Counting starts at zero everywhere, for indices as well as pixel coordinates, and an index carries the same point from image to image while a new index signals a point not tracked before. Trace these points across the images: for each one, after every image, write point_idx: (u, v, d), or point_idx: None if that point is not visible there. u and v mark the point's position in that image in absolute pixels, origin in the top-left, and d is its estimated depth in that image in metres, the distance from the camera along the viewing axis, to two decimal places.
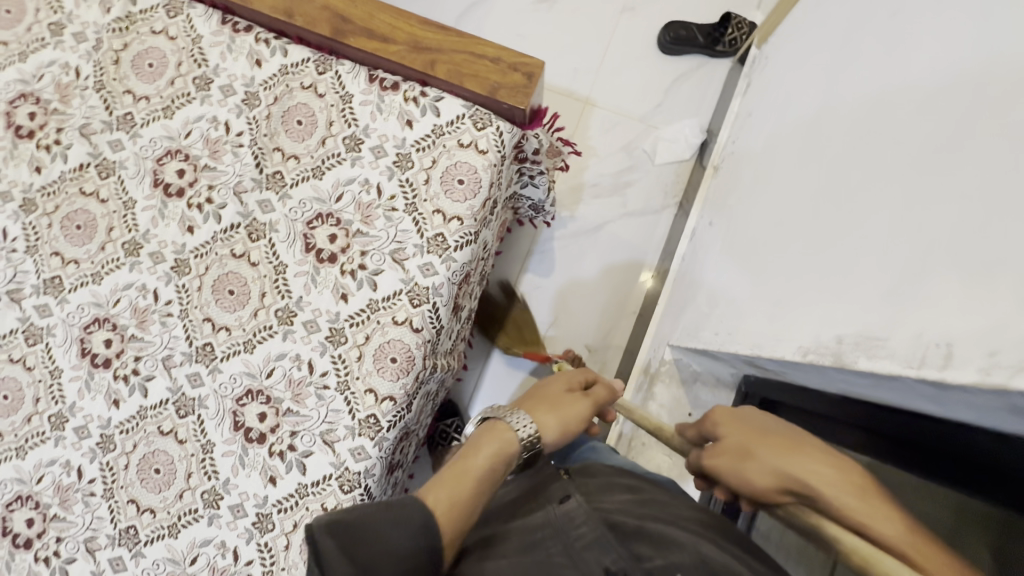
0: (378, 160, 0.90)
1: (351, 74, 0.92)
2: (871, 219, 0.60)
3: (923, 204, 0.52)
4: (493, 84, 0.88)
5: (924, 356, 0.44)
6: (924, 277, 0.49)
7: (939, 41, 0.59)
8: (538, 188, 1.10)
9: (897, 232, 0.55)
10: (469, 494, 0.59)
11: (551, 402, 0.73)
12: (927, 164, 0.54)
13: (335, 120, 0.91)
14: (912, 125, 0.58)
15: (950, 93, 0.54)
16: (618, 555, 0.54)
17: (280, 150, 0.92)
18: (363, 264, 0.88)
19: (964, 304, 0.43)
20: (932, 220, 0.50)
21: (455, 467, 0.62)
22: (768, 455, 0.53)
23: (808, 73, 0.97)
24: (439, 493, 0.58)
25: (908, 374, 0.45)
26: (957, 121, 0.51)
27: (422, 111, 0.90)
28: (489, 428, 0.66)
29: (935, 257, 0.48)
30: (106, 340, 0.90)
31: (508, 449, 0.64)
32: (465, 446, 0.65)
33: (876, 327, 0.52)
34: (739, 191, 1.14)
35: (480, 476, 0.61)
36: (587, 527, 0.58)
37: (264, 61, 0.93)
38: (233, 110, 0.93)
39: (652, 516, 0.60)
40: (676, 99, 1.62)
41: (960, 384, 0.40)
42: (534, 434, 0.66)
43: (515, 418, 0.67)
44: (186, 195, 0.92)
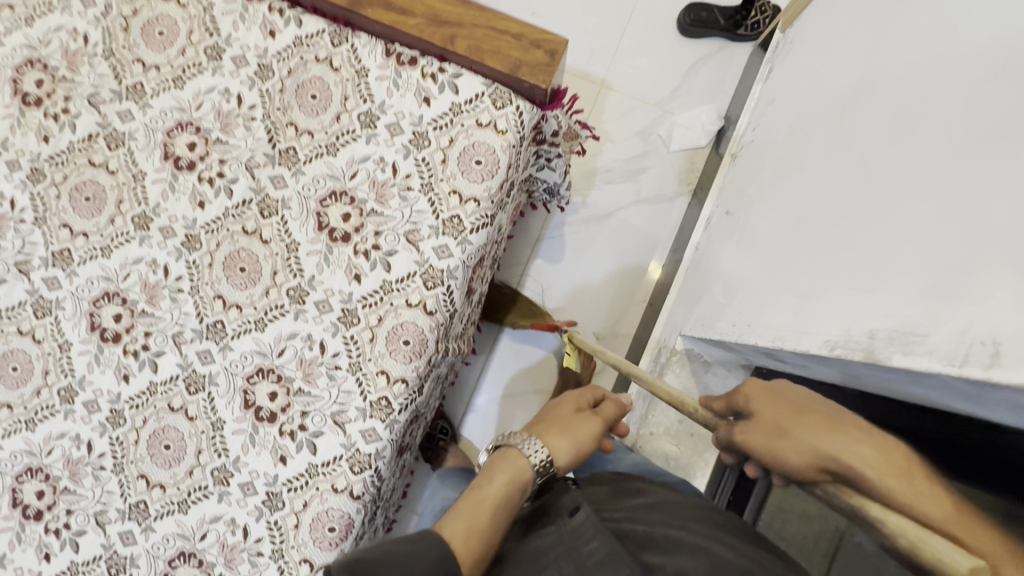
0: (394, 137, 0.88)
1: (368, 47, 0.89)
2: (912, 209, 0.58)
3: (976, 192, 0.50)
4: (515, 61, 0.85)
5: (967, 354, 0.43)
6: (973, 269, 0.47)
7: (994, 24, 0.56)
8: (555, 171, 1.08)
9: (944, 220, 0.53)
10: (483, 523, 0.64)
11: (561, 425, 0.75)
12: (981, 150, 0.51)
13: (350, 95, 0.89)
14: (963, 110, 0.56)
15: (1006, 79, 0.52)
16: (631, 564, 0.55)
17: (294, 125, 0.89)
18: (377, 244, 0.86)
19: (1017, 298, 0.41)
20: (984, 207, 0.48)
21: (470, 497, 0.66)
22: (804, 433, 0.51)
23: (841, 59, 0.94)
24: (456, 523, 0.63)
25: (949, 373, 0.44)
26: (1014, 108, 0.49)
27: (440, 88, 0.87)
28: (503, 455, 0.71)
29: (987, 247, 0.46)
30: (116, 315, 0.89)
31: (522, 476, 0.68)
32: (483, 473, 0.70)
33: (915, 322, 0.51)
34: (760, 179, 1.12)
35: (493, 505, 0.65)
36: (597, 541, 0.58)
37: (278, 31, 0.90)
38: (245, 83, 0.90)
39: (660, 528, 0.62)
40: (694, 84, 1.59)
41: (1008, 384, 0.39)
42: (545, 459, 0.69)
43: (525, 443, 0.70)
44: (197, 169, 0.90)
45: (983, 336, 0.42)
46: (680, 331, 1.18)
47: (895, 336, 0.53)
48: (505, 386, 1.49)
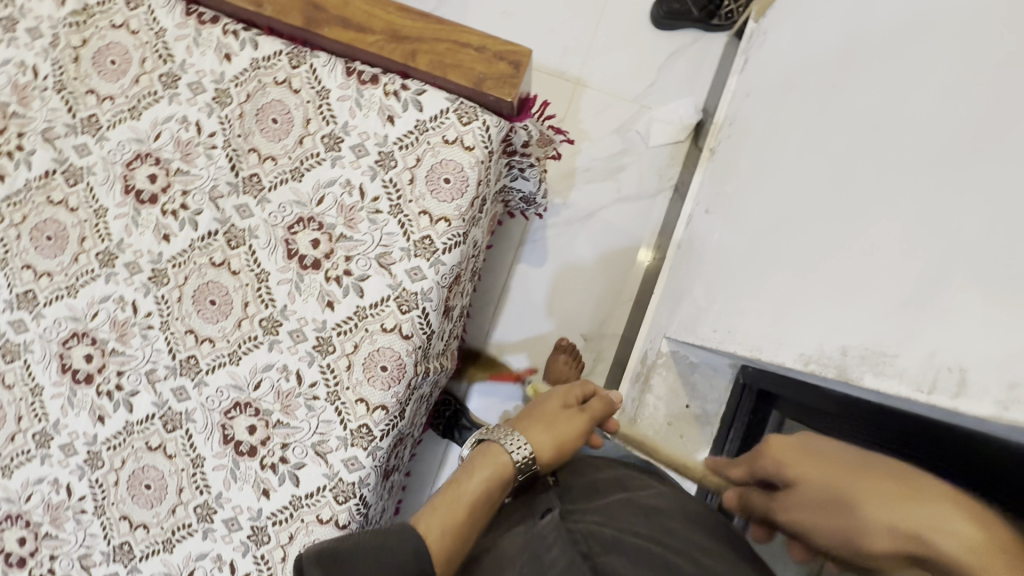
0: (360, 159, 0.86)
1: (327, 67, 0.87)
2: (881, 217, 0.57)
3: (944, 203, 0.49)
4: (480, 75, 0.83)
5: (935, 381, 0.44)
6: (942, 286, 0.46)
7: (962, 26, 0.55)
8: (529, 181, 1.06)
9: (911, 233, 0.52)
10: (460, 520, 0.63)
11: (545, 420, 0.73)
12: (951, 159, 0.50)
13: (312, 117, 0.86)
14: (932, 115, 0.55)
15: (971, 86, 0.51)
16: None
17: (256, 151, 0.87)
18: (348, 270, 0.85)
19: (986, 323, 0.41)
20: (955, 220, 0.47)
21: (448, 494, 0.65)
22: (865, 508, 0.45)
23: (813, 54, 0.92)
24: (431, 519, 0.63)
25: (919, 398, 0.45)
26: (981, 119, 0.48)
27: (404, 106, 0.85)
28: (484, 450, 0.69)
29: (956, 265, 0.45)
30: (86, 355, 0.87)
31: (503, 473, 0.67)
32: (461, 470, 0.68)
33: (884, 341, 0.51)
34: (737, 177, 1.11)
35: (472, 501, 0.64)
36: (557, 550, 0.57)
37: (234, 54, 0.88)
38: (203, 109, 0.88)
39: (630, 532, 0.60)
40: (670, 78, 1.56)
41: (975, 415, 0.40)
42: (527, 456, 0.67)
43: (507, 440, 0.69)
44: (159, 202, 0.88)
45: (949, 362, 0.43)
46: (664, 334, 1.18)
47: (868, 353, 0.53)
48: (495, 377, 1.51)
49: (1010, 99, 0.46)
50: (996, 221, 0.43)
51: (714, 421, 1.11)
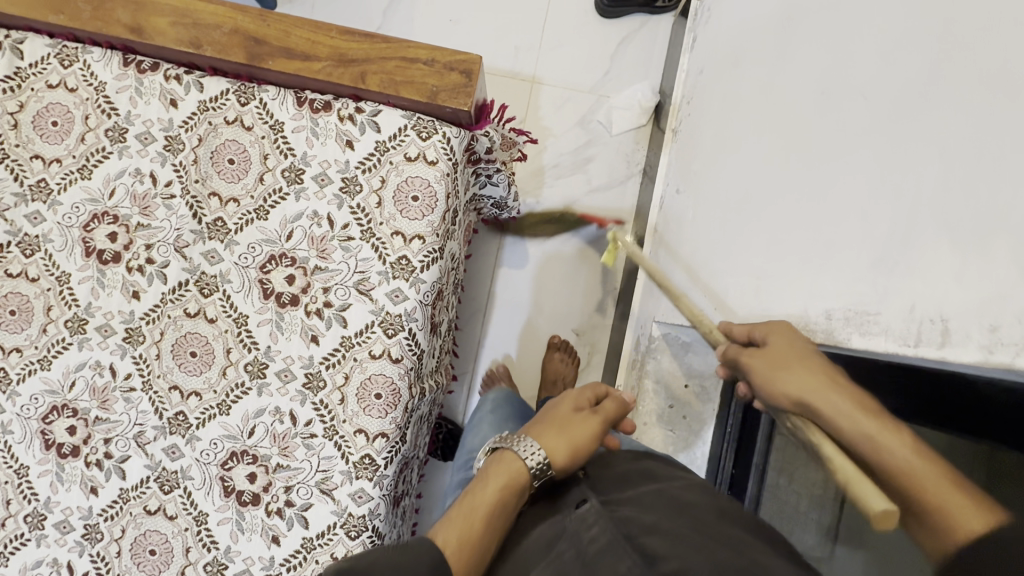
0: (324, 188, 0.84)
1: (278, 100, 0.85)
2: (845, 178, 0.58)
3: (903, 156, 0.50)
4: (432, 88, 0.82)
5: (919, 333, 0.46)
6: (911, 240, 0.47)
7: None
8: (498, 186, 1.05)
9: (875, 190, 0.53)
10: (478, 531, 0.62)
11: (558, 424, 0.73)
12: (903, 112, 0.51)
13: (269, 152, 0.85)
14: (879, 73, 0.56)
15: (911, 41, 0.52)
16: (630, 559, 0.57)
17: (216, 195, 0.85)
18: (327, 301, 0.83)
19: (959, 271, 0.42)
20: (913, 173, 0.49)
21: (463, 504, 0.65)
22: (796, 380, 0.56)
23: (758, 25, 0.94)
24: (449, 531, 0.62)
25: (906, 353, 0.48)
26: (927, 72, 0.50)
27: (361, 129, 0.84)
28: (498, 459, 0.69)
29: (922, 218, 0.47)
30: (70, 428, 0.84)
31: (518, 480, 0.67)
32: (475, 479, 0.68)
33: (867, 300, 0.52)
34: (701, 153, 1.12)
35: (487, 513, 0.64)
36: (597, 530, 0.62)
37: (179, 99, 0.86)
38: (156, 159, 0.85)
39: (670, 518, 0.62)
40: (623, 64, 1.57)
41: (961, 361, 0.42)
42: (542, 461, 0.67)
43: (522, 447, 0.69)
44: (123, 259, 0.85)
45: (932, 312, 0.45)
46: (654, 318, 1.18)
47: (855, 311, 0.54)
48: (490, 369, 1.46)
49: (956, 49, 0.47)
50: (958, 170, 0.44)
51: (715, 399, 1.08)
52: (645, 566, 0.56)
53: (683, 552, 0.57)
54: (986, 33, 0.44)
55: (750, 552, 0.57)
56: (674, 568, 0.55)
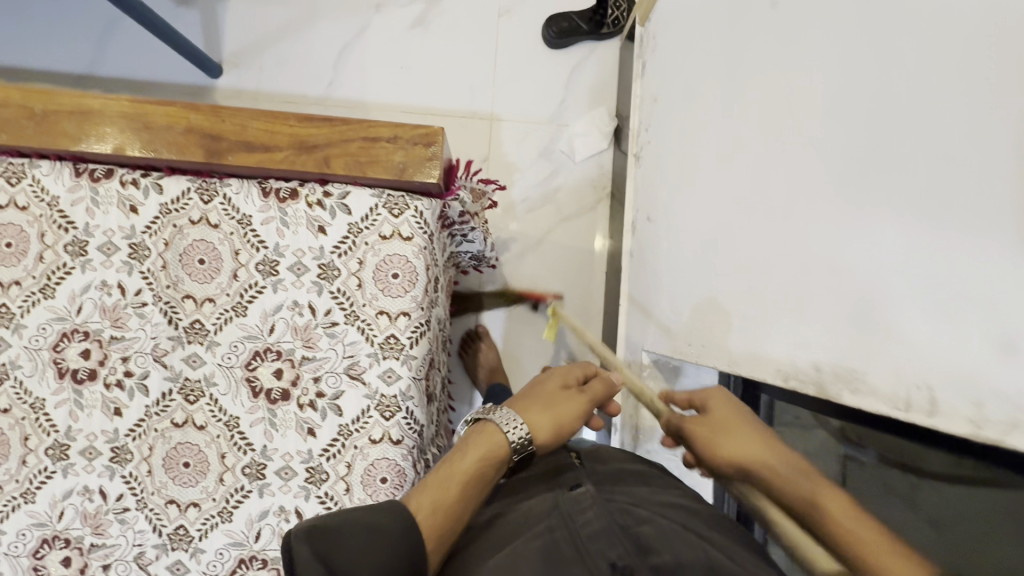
0: (301, 277, 0.83)
1: (242, 193, 0.84)
2: (810, 231, 0.61)
3: (866, 214, 0.53)
4: (399, 164, 0.82)
5: (909, 398, 0.47)
6: (885, 302, 0.50)
7: (831, 49, 0.60)
8: (474, 242, 1.06)
9: (845, 248, 0.55)
10: (450, 498, 0.64)
11: (545, 400, 0.73)
12: (862, 172, 0.54)
13: (239, 248, 0.83)
14: (829, 134, 0.59)
15: (855, 101, 0.55)
16: (624, 549, 0.60)
17: (190, 297, 0.83)
18: (319, 391, 0.82)
19: (937, 340, 0.45)
20: (883, 232, 0.50)
21: (441, 470, 0.66)
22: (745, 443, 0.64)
23: (705, 61, 0.97)
24: (422, 496, 0.63)
25: (896, 416, 0.48)
26: (876, 132, 0.52)
27: (332, 213, 0.83)
28: (480, 430, 0.70)
29: (893, 281, 0.49)
30: (63, 560, 0.80)
31: (496, 453, 0.68)
32: (456, 446, 0.69)
33: (852, 359, 0.54)
34: (666, 183, 1.14)
35: (463, 482, 0.65)
36: (592, 514, 0.64)
37: (139, 204, 0.83)
38: (122, 269, 0.83)
39: (662, 515, 0.67)
40: (578, 92, 1.60)
41: (952, 431, 0.44)
42: (524, 437, 0.68)
43: (507, 423, 0.69)
44: (100, 376, 0.82)
45: (918, 373, 0.46)
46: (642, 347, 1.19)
47: (838, 366, 0.56)
48: (478, 386, 1.47)
49: (900, 116, 0.49)
50: (934, 237, 0.45)
51: None
52: (638, 557, 0.60)
53: (674, 547, 0.61)
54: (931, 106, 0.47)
55: (727, 547, 0.64)
56: (667, 562, 0.59)
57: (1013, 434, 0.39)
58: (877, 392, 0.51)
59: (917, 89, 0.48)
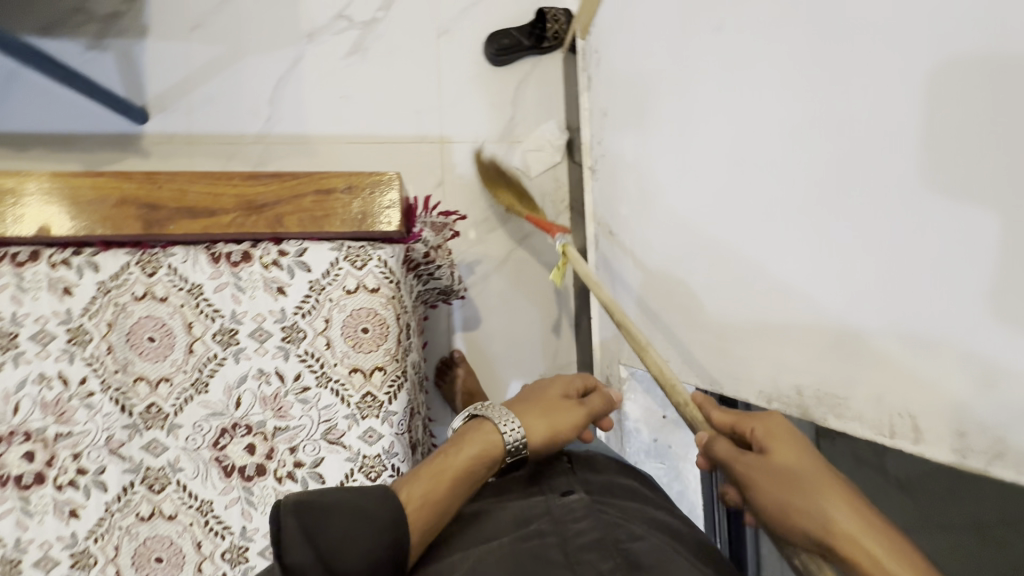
0: (264, 343, 0.78)
1: (188, 261, 0.78)
2: (779, 257, 0.63)
3: (836, 243, 0.55)
4: (358, 213, 0.80)
5: (893, 426, 0.51)
6: (868, 334, 0.53)
7: (782, 79, 0.61)
8: (441, 279, 1.03)
9: (819, 281, 0.58)
10: (443, 491, 0.61)
11: (543, 405, 0.70)
12: (829, 208, 0.56)
13: (193, 320, 0.78)
14: (790, 165, 0.61)
15: (815, 132, 0.57)
16: (614, 562, 0.58)
17: (143, 379, 0.77)
18: (297, 462, 0.77)
19: (921, 370, 0.48)
20: (858, 273, 0.53)
21: (437, 460, 0.63)
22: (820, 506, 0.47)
23: (652, 79, 0.98)
24: (415, 485, 0.60)
25: (885, 442, 0.53)
26: (839, 166, 0.55)
27: (290, 272, 0.79)
28: (478, 426, 0.67)
29: (872, 311, 0.52)
30: None
31: (492, 453, 0.65)
32: (452, 440, 0.67)
33: (836, 384, 0.57)
34: (625, 198, 1.15)
35: (458, 474, 0.62)
36: (586, 524, 0.63)
37: (74, 285, 0.76)
38: (62, 357, 0.76)
39: (654, 532, 0.64)
40: (526, 107, 1.60)
41: (940, 458, 0.48)
42: (519, 440, 0.66)
43: (502, 420, 0.67)
44: (48, 478, 0.74)
45: (904, 401, 0.50)
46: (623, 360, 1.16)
47: (819, 395, 0.59)
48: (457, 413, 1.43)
49: (867, 155, 0.52)
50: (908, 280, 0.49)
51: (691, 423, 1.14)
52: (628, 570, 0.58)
53: (664, 564, 0.59)
54: (894, 152, 0.49)
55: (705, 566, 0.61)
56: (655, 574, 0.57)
57: (996, 463, 0.43)
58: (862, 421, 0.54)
59: (877, 128, 0.51)
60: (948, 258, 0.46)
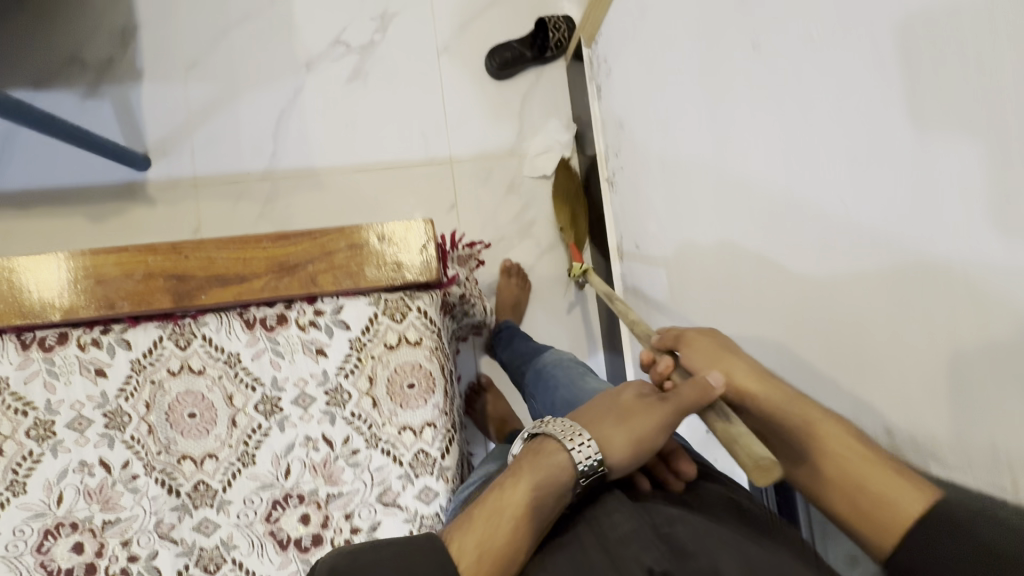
0: (309, 408, 0.75)
1: (223, 330, 0.75)
2: (803, 251, 0.58)
3: (915, 251, 0.44)
4: (394, 266, 0.77)
5: (1014, 479, 0.40)
6: (963, 360, 0.42)
7: (788, 66, 0.56)
8: (475, 314, 0.99)
9: (846, 268, 0.52)
10: (501, 539, 0.50)
11: (619, 411, 0.57)
12: (846, 190, 0.51)
13: (233, 391, 0.75)
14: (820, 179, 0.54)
15: (868, 117, 0.47)
16: (658, 552, 0.49)
17: (188, 457, 0.74)
18: (354, 528, 0.75)
19: None
20: (906, 286, 0.46)
21: (489, 501, 0.53)
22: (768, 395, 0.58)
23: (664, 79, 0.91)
24: (465, 536, 0.51)
25: (1006, 498, 0.41)
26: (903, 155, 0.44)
27: (329, 332, 0.76)
28: (537, 450, 0.56)
29: (971, 338, 0.41)
30: None
31: (557, 480, 0.53)
32: (507, 471, 0.56)
33: (929, 420, 0.47)
34: (653, 213, 1.10)
35: (517, 516, 0.51)
36: (620, 515, 0.52)
37: (107, 366, 0.73)
38: (101, 443, 0.73)
39: None
40: (534, 119, 1.56)
41: None
42: (594, 457, 0.54)
43: (569, 441, 0.55)
44: (101, 568, 0.72)
45: (957, 375, 0.43)
46: None
47: (872, 401, 0.53)
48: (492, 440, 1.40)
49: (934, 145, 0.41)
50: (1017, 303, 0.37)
51: None
52: (673, 560, 0.48)
53: (714, 550, 0.48)
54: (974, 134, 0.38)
55: (771, 546, 0.50)
56: (703, 566, 0.47)
57: None
58: (929, 417, 0.47)
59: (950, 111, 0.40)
60: (953, 202, 0.40)
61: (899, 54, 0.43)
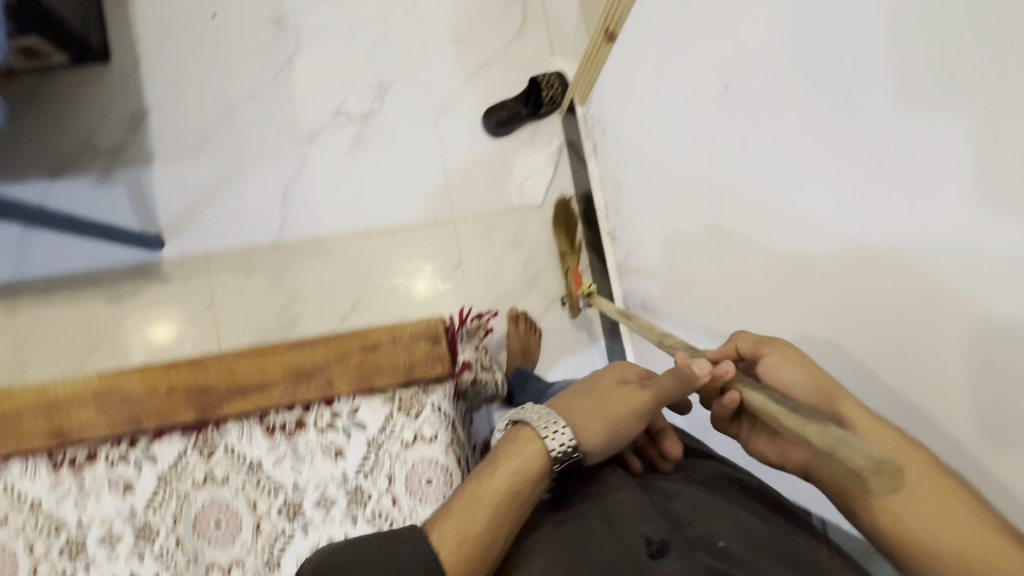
0: (330, 511, 0.77)
1: (244, 438, 0.77)
2: (829, 275, 0.57)
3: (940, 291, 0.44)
4: (405, 366, 0.79)
5: None
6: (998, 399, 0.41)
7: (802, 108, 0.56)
8: (488, 390, 1.00)
9: (862, 273, 0.52)
10: (477, 529, 0.49)
11: (594, 397, 0.55)
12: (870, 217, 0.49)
13: (256, 497, 0.77)
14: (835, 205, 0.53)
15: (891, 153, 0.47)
16: (658, 521, 0.49)
17: (215, 566, 0.76)
18: None
19: None
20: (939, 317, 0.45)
21: (467, 491, 0.52)
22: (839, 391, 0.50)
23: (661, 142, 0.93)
24: (444, 525, 0.50)
25: None
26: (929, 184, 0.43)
27: (346, 433, 0.78)
28: (513, 438, 0.54)
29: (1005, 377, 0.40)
30: None
31: (532, 466, 0.52)
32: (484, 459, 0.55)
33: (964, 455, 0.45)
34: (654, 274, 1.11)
35: (493, 503, 0.50)
36: (625, 491, 0.52)
37: (134, 481, 0.76)
38: (131, 558, 0.75)
39: None
40: (533, 173, 1.59)
41: None
42: (567, 445, 0.52)
43: (546, 430, 0.52)
44: None
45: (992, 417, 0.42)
46: None
47: (896, 405, 0.51)
48: None
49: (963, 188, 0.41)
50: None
51: None
52: (672, 528, 0.49)
53: (710, 518, 0.50)
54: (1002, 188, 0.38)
55: (764, 516, 0.52)
56: (701, 533, 0.48)
57: None
58: (941, 417, 0.46)
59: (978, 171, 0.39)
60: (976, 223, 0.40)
61: (889, 45, 0.45)
